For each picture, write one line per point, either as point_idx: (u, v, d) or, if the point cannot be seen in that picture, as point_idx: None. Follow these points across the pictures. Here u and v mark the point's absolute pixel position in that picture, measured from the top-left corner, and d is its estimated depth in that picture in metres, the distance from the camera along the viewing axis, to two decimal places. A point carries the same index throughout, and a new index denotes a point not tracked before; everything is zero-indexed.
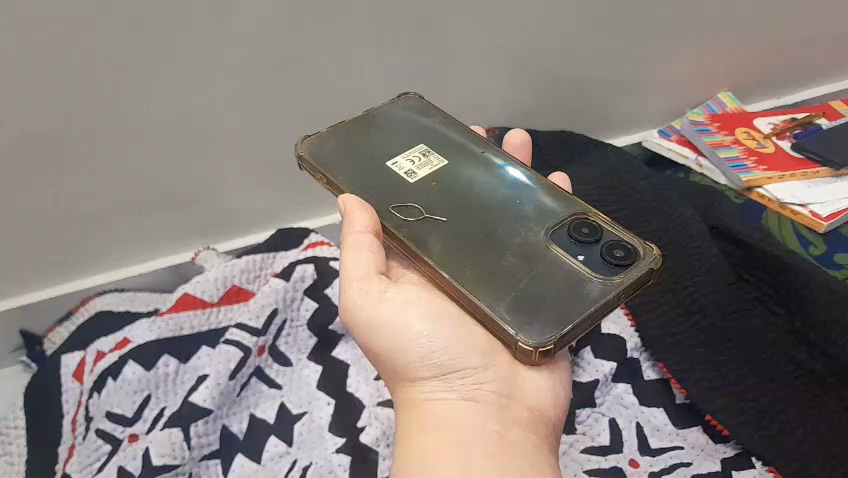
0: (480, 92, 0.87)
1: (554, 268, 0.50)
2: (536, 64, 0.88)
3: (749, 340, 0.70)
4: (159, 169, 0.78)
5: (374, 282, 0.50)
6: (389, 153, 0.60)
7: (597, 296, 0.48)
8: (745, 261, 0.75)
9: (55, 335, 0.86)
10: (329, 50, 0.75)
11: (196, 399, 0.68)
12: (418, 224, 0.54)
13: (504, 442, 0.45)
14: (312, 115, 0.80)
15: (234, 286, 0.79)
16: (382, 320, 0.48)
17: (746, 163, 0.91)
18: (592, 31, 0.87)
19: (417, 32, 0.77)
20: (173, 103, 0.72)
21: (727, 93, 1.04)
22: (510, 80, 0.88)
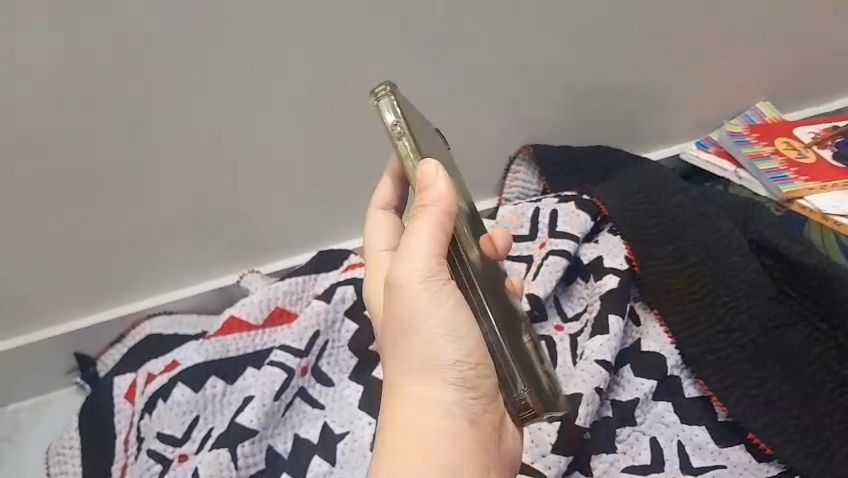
0: (510, 107, 0.89)
1: (521, 352, 0.48)
2: (565, 76, 0.89)
3: (792, 357, 0.69)
4: (200, 188, 0.82)
5: (436, 269, 0.46)
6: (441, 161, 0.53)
7: (553, 399, 0.47)
8: (788, 274, 0.73)
9: (108, 356, 0.89)
10: (349, 62, 0.78)
11: (243, 419, 0.70)
12: (463, 249, 0.49)
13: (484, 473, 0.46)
14: (345, 132, 0.83)
15: (278, 307, 0.81)
16: (430, 314, 0.45)
17: (785, 174, 0.90)
18: (617, 40, 0.89)
19: (434, 44, 0.80)
20: (204, 119, 0.77)
21: (767, 103, 1.03)
22: (540, 94, 0.89)
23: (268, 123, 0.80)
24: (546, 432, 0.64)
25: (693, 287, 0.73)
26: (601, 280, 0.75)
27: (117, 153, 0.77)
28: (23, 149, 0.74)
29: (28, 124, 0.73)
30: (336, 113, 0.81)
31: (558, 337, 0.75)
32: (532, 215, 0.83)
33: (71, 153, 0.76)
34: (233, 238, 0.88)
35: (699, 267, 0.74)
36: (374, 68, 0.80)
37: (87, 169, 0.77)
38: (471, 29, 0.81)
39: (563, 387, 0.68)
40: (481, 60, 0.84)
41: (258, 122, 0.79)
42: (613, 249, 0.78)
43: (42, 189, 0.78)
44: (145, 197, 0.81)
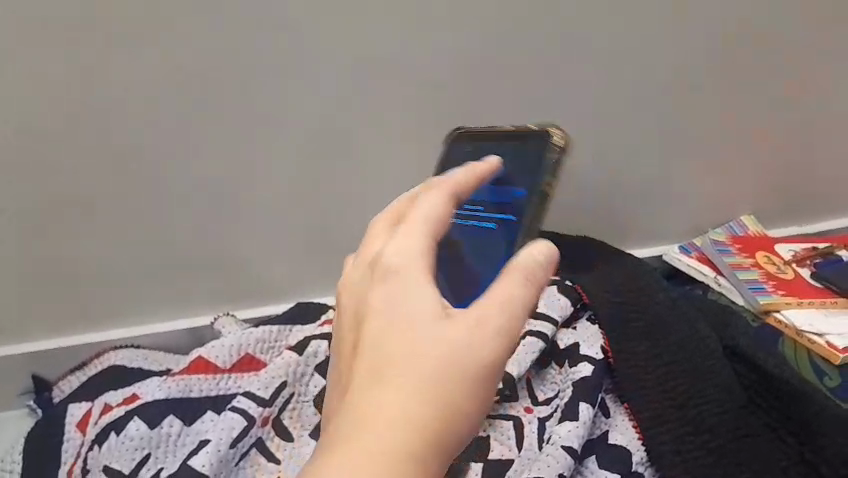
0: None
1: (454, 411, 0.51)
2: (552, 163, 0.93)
3: (761, 468, 0.68)
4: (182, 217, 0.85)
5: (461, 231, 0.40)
6: None
7: None
8: (760, 386, 0.74)
9: (65, 383, 0.87)
10: (341, 110, 0.83)
11: (194, 462, 0.67)
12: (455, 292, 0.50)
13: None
14: (331, 178, 0.87)
15: (248, 354, 0.80)
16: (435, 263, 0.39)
17: (764, 286, 0.92)
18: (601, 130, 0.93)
19: (424, 114, 0.86)
20: (196, 148, 0.82)
21: (751, 217, 1.06)
22: None
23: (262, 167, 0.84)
24: None
25: (666, 383, 0.74)
26: (574, 367, 0.75)
27: (111, 182, 0.81)
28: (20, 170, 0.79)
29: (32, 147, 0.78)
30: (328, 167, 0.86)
31: (526, 419, 0.73)
32: None
33: (66, 178, 0.80)
34: (214, 279, 0.89)
35: (674, 366, 0.75)
36: (369, 130, 0.85)
37: (79, 193, 0.81)
38: (460, 105, 0.87)
39: (527, 470, 0.66)
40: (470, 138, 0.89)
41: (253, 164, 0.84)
42: (591, 337, 0.78)
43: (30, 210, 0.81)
44: (134, 226, 0.84)
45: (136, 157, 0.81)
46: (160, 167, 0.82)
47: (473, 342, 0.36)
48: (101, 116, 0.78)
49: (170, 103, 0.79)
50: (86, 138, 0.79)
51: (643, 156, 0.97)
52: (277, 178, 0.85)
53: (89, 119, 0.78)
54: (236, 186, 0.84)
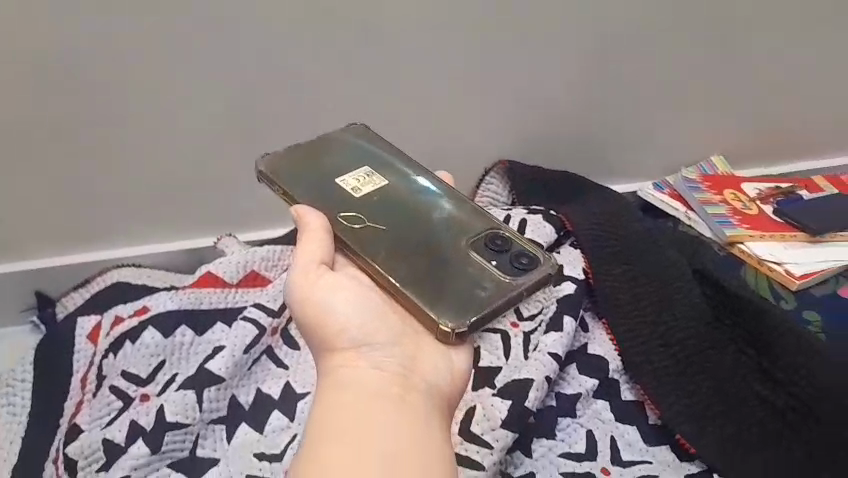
0: (482, 127, 0.98)
1: (471, 271, 0.55)
2: (534, 104, 0.98)
3: (721, 377, 0.75)
4: (181, 146, 0.89)
5: (316, 267, 0.54)
6: (338, 172, 0.63)
7: (507, 292, 0.54)
8: (726, 305, 0.78)
9: (69, 299, 0.93)
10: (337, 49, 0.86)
11: (212, 366, 0.73)
12: (361, 230, 0.58)
13: (392, 400, 0.47)
14: (327, 112, 0.91)
15: (254, 271, 0.85)
16: (312, 300, 0.53)
17: (730, 221, 0.99)
18: (585, 78, 0.98)
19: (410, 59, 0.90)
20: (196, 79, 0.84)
21: (720, 157, 1.12)
22: (509, 114, 0.98)
23: (256, 101, 0.88)
24: (497, 409, 0.68)
25: (638, 303, 0.81)
26: (559, 285, 0.81)
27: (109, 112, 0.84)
28: (22, 106, 0.82)
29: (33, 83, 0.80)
30: (322, 101, 0.90)
31: (513, 333, 0.77)
32: (502, 221, 0.89)
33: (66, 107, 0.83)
34: (212, 200, 0.94)
35: (648, 287, 0.82)
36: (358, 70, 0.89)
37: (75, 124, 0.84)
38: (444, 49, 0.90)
39: (516, 372, 0.72)
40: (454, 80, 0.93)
41: (248, 97, 0.87)
42: (573, 260, 0.86)
43: (34, 139, 0.84)
44: (131, 153, 0.88)
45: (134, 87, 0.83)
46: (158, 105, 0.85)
47: (336, 328, 0.51)
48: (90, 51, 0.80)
49: (165, 46, 0.81)
50: (87, 74, 0.81)
51: (619, 104, 1.02)
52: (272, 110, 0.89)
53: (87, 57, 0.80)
54: (234, 119, 0.88)
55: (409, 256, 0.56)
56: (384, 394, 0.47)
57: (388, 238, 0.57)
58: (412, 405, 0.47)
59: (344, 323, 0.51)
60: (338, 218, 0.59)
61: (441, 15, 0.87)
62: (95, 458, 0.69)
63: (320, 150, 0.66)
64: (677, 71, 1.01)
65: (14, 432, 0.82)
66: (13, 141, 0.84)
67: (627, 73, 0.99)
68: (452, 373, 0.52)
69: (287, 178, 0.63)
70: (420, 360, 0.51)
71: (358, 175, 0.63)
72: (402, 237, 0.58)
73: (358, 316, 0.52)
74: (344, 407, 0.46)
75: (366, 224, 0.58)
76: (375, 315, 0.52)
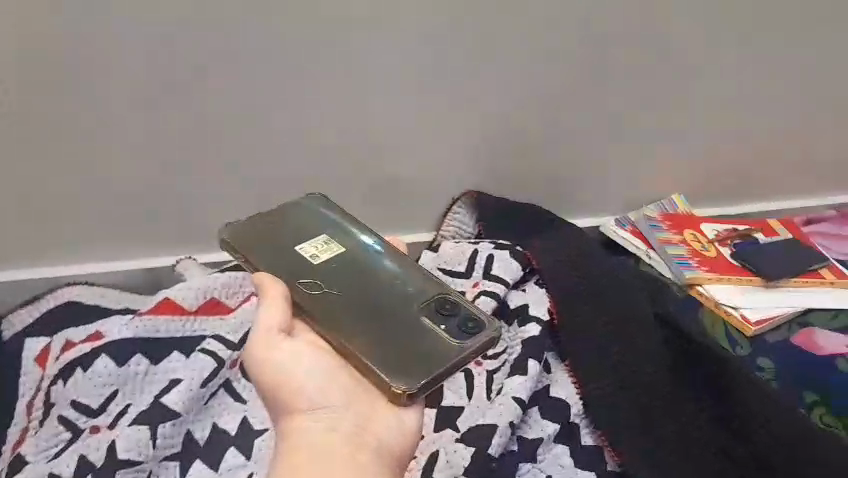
0: (450, 156, 0.99)
1: (421, 336, 0.56)
2: (499, 136, 1.00)
3: (680, 423, 0.76)
4: (141, 160, 0.88)
5: (272, 330, 0.54)
6: (298, 238, 0.63)
7: (455, 356, 0.54)
8: (687, 350, 0.79)
9: (17, 317, 0.88)
10: (303, 68, 0.87)
11: (168, 400, 0.70)
12: (318, 298, 0.58)
13: (347, 462, 0.48)
14: (292, 132, 0.91)
15: (214, 298, 0.83)
16: (269, 362, 0.53)
17: (690, 262, 1.01)
18: (549, 112, 0.99)
19: (380, 83, 0.90)
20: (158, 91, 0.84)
21: (681, 196, 1.14)
22: (475, 145, 0.99)
23: (223, 115, 0.87)
24: (461, 455, 0.68)
25: (602, 347, 0.81)
26: (524, 326, 0.82)
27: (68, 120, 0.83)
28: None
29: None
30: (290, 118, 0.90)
31: (476, 371, 0.80)
32: (470, 256, 0.89)
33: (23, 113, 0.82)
34: (174, 217, 0.93)
35: (610, 330, 0.82)
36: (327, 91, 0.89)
37: (32, 132, 0.83)
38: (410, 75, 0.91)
39: (480, 416, 0.72)
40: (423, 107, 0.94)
41: (252, 101, 0.87)
42: (538, 300, 0.86)
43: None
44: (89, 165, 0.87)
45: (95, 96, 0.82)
46: (122, 113, 0.84)
47: (293, 389, 0.52)
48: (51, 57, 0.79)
49: (128, 56, 0.81)
50: (51, 79, 0.80)
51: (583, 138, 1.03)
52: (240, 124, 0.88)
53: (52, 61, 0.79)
54: (200, 133, 0.87)
55: (364, 324, 0.56)
56: (339, 457, 0.48)
57: (345, 306, 0.57)
58: (363, 466, 0.48)
59: (301, 384, 0.52)
60: (297, 285, 0.59)
61: (411, 40, 0.88)
62: None
63: (280, 215, 0.66)
64: (638, 109, 1.04)
65: None
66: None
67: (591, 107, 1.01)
68: (404, 432, 0.53)
69: (247, 243, 0.62)
70: (375, 420, 0.52)
71: (316, 241, 0.63)
72: (358, 305, 0.57)
73: (313, 377, 0.52)
74: (303, 471, 0.47)
75: (324, 291, 0.58)
76: (329, 376, 0.53)
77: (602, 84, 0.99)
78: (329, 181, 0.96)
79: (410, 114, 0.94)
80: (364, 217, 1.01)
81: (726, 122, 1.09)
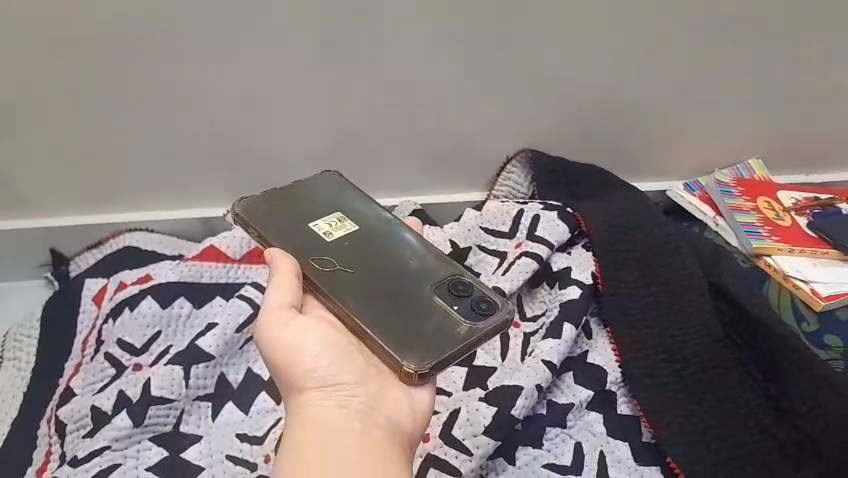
0: (501, 114, 0.94)
1: (431, 317, 0.56)
2: (558, 95, 0.94)
3: (724, 399, 0.72)
4: (191, 115, 0.88)
5: (283, 310, 0.54)
6: (311, 216, 0.65)
7: (466, 335, 0.54)
8: (739, 321, 0.77)
9: (83, 258, 0.94)
10: (349, 26, 0.84)
11: (202, 343, 0.73)
12: (330, 273, 0.59)
13: (356, 440, 0.48)
14: (340, 90, 0.89)
15: (258, 247, 0.84)
16: (279, 343, 0.53)
17: (760, 231, 0.94)
18: (613, 70, 0.93)
19: (424, 37, 0.86)
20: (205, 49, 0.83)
21: (760, 160, 1.06)
22: (532, 105, 0.94)
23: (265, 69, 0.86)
24: (482, 414, 0.67)
25: (648, 315, 0.77)
26: (564, 289, 0.79)
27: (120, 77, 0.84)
28: (42, 66, 0.83)
29: (49, 38, 0.81)
30: (333, 73, 0.87)
31: (512, 332, 0.78)
32: (515, 216, 0.86)
33: (77, 69, 0.83)
34: (224, 169, 0.94)
35: (659, 298, 0.78)
36: (368, 44, 0.86)
37: (87, 86, 0.85)
38: (463, 32, 0.86)
39: (508, 378, 0.71)
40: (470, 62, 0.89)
41: (279, 74, 0.86)
42: (582, 263, 0.81)
43: (45, 97, 0.85)
44: (141, 119, 0.88)
45: (143, 52, 0.83)
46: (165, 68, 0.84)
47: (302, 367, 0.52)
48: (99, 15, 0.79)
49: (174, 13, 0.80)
50: (97, 35, 0.81)
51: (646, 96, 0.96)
52: (282, 77, 0.87)
53: (96, 18, 0.80)
54: (241, 86, 0.87)
55: (377, 302, 0.57)
56: (348, 433, 0.48)
57: (357, 283, 0.58)
58: (376, 443, 0.49)
59: (310, 364, 0.52)
60: (309, 260, 0.60)
61: None
62: (83, 424, 0.70)
63: (294, 194, 0.67)
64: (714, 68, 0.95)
65: (16, 387, 0.83)
66: (26, 97, 0.85)
67: (655, 64, 0.93)
68: (412, 411, 0.53)
69: (261, 221, 0.64)
70: (383, 400, 0.52)
71: (329, 220, 0.65)
72: (371, 282, 0.58)
73: (322, 356, 0.52)
74: (312, 450, 0.47)
75: (336, 267, 0.59)
76: (339, 355, 0.53)
77: (670, 38, 0.91)
78: (375, 137, 0.94)
79: (461, 70, 0.89)
80: (416, 174, 0.99)
81: (813, 81, 0.99)
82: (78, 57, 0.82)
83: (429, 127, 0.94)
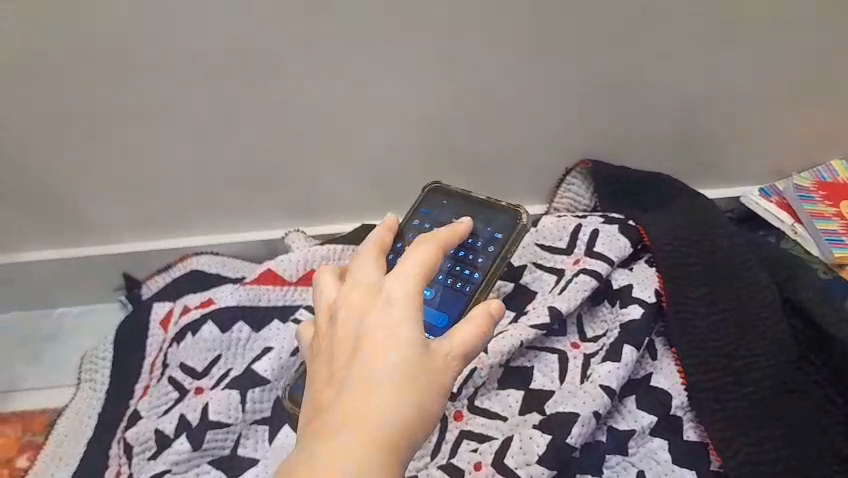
0: (558, 127, 0.91)
1: None
2: (617, 108, 0.90)
3: (798, 425, 0.68)
4: (246, 144, 0.90)
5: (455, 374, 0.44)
6: None
7: None
8: (814, 343, 0.73)
9: (154, 281, 0.97)
10: (396, 51, 0.82)
11: (258, 367, 0.74)
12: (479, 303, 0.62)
13: None
14: (390, 112, 0.88)
15: (313, 270, 0.85)
16: (437, 394, 0.42)
17: (842, 239, 0.88)
18: (676, 78, 0.88)
19: (478, 51, 0.83)
20: (254, 82, 0.84)
21: (842, 162, 0.98)
22: (588, 116, 0.90)
23: (317, 94, 0.85)
24: (535, 443, 0.66)
25: (716, 335, 0.73)
26: (625, 308, 0.75)
27: (175, 112, 0.86)
28: (101, 106, 0.85)
29: (105, 79, 0.83)
30: (382, 95, 0.86)
31: (572, 354, 0.76)
32: (572, 231, 0.83)
33: (134, 106, 0.86)
34: (280, 191, 0.95)
35: (728, 317, 0.74)
36: (416, 68, 0.84)
37: (146, 123, 0.87)
38: (513, 49, 0.83)
39: (562, 404, 0.69)
40: (526, 76, 0.86)
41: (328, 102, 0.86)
42: (645, 279, 0.77)
43: (109, 128, 0.87)
44: (198, 148, 0.90)
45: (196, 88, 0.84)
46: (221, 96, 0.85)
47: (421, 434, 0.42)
48: (151, 55, 0.81)
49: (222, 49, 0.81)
50: (145, 72, 0.83)
51: (717, 100, 0.91)
52: (335, 100, 0.86)
53: (153, 51, 0.81)
54: (291, 114, 0.87)
55: None
56: None
57: None
58: None
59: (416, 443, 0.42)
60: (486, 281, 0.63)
61: (512, 10, 0.80)
62: (148, 446, 0.73)
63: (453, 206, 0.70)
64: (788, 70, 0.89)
65: (91, 406, 0.87)
66: (91, 129, 0.88)
67: (722, 67, 0.88)
68: None
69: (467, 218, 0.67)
70: None
71: None
72: None
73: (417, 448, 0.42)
74: None
75: None
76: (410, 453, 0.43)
77: (736, 42, 0.85)
78: (429, 156, 0.92)
79: (512, 88, 0.87)
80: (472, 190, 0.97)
81: None
82: (134, 95, 0.85)
83: (482, 144, 0.92)
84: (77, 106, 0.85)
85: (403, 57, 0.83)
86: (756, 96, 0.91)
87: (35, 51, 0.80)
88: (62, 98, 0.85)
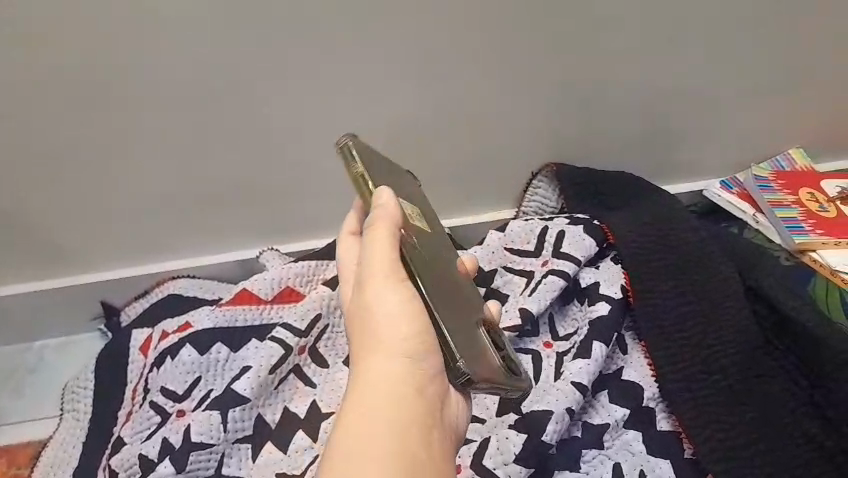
0: (522, 131, 0.93)
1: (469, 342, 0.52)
2: (578, 109, 0.92)
3: (766, 409, 0.70)
4: (216, 166, 0.91)
5: (379, 280, 0.52)
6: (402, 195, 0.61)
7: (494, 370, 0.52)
8: (777, 328, 0.75)
9: (132, 308, 0.99)
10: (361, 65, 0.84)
11: (237, 386, 0.74)
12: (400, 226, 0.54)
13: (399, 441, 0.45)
14: (358, 126, 0.89)
15: (288, 286, 0.87)
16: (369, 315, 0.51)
17: (802, 226, 0.90)
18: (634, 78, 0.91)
19: (440, 61, 0.85)
20: (222, 104, 0.85)
21: (800, 149, 1.01)
22: (551, 119, 0.93)
23: (285, 112, 0.87)
24: (512, 442, 0.67)
25: (684, 326, 0.75)
26: (593, 305, 0.77)
27: (144, 136, 0.87)
28: (71, 135, 0.86)
29: (74, 108, 0.84)
30: (348, 110, 0.88)
31: (545, 353, 0.77)
32: (540, 233, 0.85)
33: (104, 134, 0.87)
34: (254, 211, 0.96)
35: (694, 308, 0.76)
36: (381, 80, 0.86)
37: (116, 150, 0.88)
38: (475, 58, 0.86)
39: (538, 402, 0.70)
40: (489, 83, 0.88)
41: (296, 120, 0.88)
42: (611, 276, 0.79)
43: (79, 156, 0.88)
44: (170, 171, 0.91)
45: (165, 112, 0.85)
46: (191, 118, 0.86)
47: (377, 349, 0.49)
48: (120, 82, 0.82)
49: (189, 73, 0.83)
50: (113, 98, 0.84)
51: (676, 95, 0.93)
52: (303, 116, 0.88)
53: (121, 77, 0.82)
54: (260, 133, 0.88)
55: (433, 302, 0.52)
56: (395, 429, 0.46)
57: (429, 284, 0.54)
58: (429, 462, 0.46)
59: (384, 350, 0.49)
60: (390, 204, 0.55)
61: (471, 19, 0.83)
62: (133, 472, 0.74)
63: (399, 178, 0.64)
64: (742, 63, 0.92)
65: (75, 436, 0.88)
66: (72, 152, 0.88)
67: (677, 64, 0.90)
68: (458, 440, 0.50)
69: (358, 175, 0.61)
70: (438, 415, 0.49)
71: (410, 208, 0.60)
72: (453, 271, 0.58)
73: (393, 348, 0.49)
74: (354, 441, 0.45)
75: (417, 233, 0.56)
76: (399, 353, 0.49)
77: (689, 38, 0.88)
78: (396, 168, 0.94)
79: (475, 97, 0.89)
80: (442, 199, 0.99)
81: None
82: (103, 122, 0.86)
83: (449, 153, 0.94)
84: (46, 136, 0.86)
85: (382, 64, 0.85)
86: (714, 89, 0.94)
87: (22, 77, 0.81)
88: (30, 129, 0.85)
